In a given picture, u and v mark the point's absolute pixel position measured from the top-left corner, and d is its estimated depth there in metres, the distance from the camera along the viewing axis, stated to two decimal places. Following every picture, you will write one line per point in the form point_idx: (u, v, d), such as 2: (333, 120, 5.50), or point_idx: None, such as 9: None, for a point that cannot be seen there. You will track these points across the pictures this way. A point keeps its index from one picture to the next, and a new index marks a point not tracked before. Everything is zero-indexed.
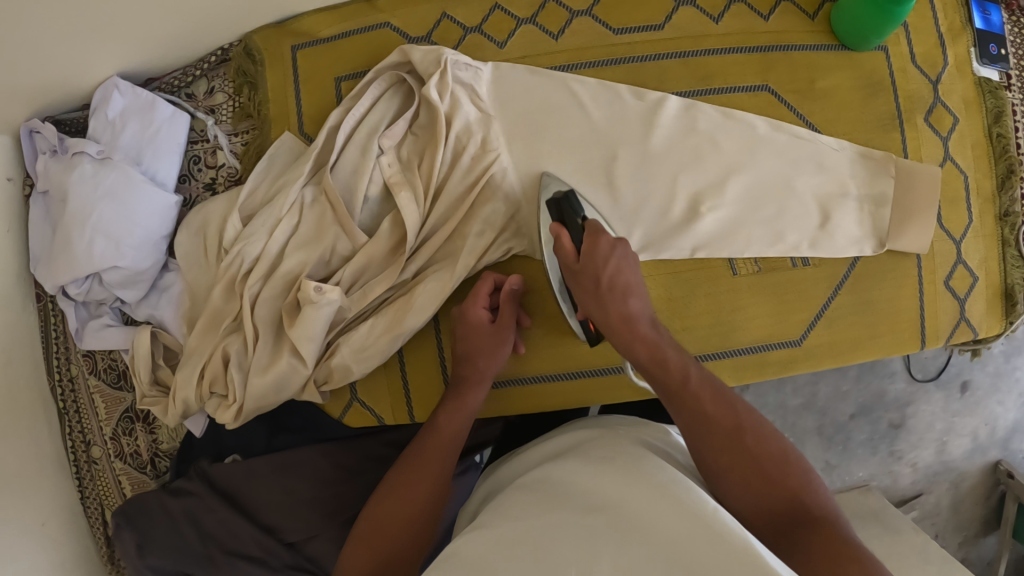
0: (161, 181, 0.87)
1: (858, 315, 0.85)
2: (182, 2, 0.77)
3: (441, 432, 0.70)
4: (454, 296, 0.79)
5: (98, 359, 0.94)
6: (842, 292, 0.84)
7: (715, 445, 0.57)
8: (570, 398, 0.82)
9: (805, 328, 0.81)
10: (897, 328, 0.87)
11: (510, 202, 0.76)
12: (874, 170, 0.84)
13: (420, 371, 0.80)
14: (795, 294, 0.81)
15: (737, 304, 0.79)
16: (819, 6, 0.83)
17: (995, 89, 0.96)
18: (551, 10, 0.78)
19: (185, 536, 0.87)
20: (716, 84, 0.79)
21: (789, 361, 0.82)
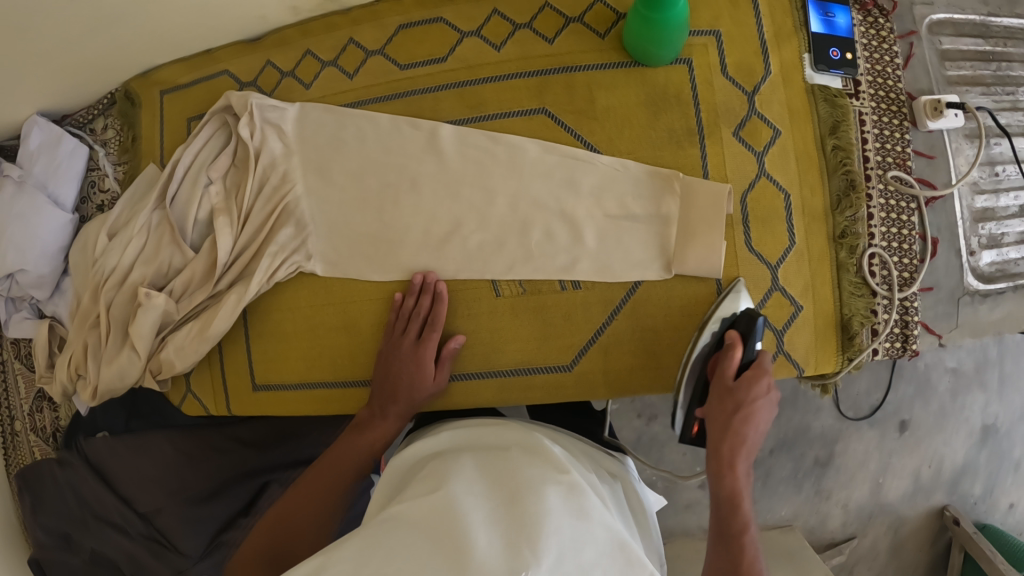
0: (62, 202, 1.03)
1: (638, 341, 0.84)
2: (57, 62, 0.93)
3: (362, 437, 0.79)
4: (259, 310, 0.87)
5: (22, 347, 1.13)
6: (619, 318, 0.84)
7: (719, 532, 0.69)
8: None
9: (574, 354, 0.83)
10: (682, 360, 0.85)
11: (302, 225, 0.84)
12: (661, 187, 0.85)
13: (232, 370, 0.89)
14: (562, 320, 0.82)
15: (500, 325, 0.82)
16: (611, 26, 0.88)
17: (834, 96, 0.93)
18: (350, 52, 0.87)
19: (66, 499, 1.04)
20: (490, 111, 0.84)
21: (559, 384, 0.84)
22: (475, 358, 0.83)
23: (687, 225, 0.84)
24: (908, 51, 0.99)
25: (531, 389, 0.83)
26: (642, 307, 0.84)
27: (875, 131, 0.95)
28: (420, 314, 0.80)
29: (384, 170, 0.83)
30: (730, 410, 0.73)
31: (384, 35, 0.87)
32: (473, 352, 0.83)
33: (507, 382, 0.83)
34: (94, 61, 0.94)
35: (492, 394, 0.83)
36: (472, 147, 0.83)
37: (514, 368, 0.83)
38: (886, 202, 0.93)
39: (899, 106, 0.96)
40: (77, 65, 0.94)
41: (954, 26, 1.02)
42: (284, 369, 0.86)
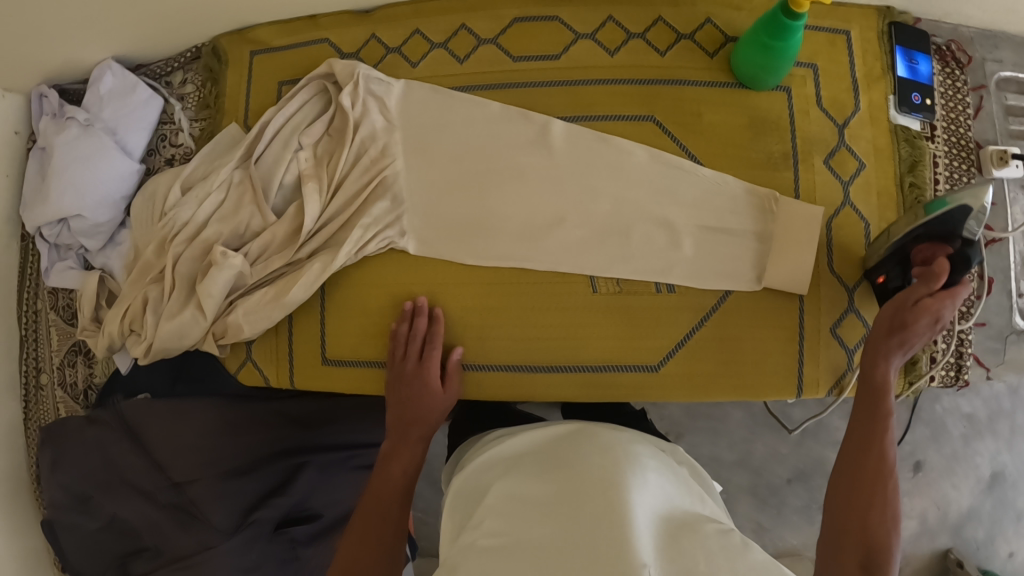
0: (129, 151, 0.97)
1: (719, 348, 0.86)
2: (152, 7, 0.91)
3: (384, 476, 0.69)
4: (342, 282, 0.84)
5: (59, 297, 1.07)
6: (706, 326, 0.86)
7: (856, 441, 0.73)
8: (495, 394, 0.82)
9: (661, 355, 0.84)
10: (759, 367, 0.87)
11: (397, 201, 0.82)
12: (757, 206, 0.87)
13: (304, 341, 0.86)
14: (650, 321, 0.83)
15: (591, 322, 0.82)
16: (720, 47, 0.91)
17: (913, 137, 0.98)
18: (461, 37, 0.87)
19: (91, 459, 0.98)
20: (599, 112, 0.85)
21: (643, 384, 0.84)
22: (563, 352, 0.82)
23: (775, 240, 0.86)
24: (979, 103, 1.05)
25: (611, 387, 0.83)
26: (729, 321, 0.86)
27: (946, 174, 1.00)
28: (402, 337, 0.79)
29: (487, 156, 0.83)
30: (900, 304, 0.76)
31: (498, 26, 0.87)
32: (562, 343, 0.81)
33: (592, 379, 0.82)
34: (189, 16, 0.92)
35: (577, 389, 0.82)
36: (581, 144, 0.84)
37: (598, 364, 0.82)
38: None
39: (968, 154, 1.02)
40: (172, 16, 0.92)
41: (1019, 84, 1.08)
42: (363, 347, 0.83)
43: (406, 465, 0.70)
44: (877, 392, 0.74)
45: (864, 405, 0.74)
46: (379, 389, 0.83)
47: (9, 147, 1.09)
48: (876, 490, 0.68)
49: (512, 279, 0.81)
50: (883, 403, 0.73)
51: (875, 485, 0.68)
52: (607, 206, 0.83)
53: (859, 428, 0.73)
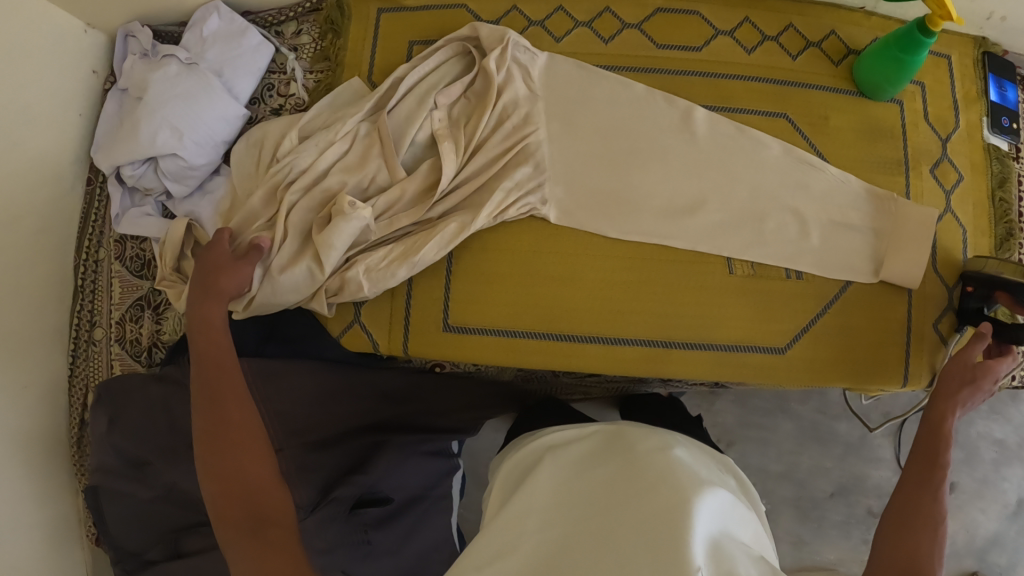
0: (234, 95, 0.91)
1: (839, 337, 0.87)
2: None
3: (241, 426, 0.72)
4: (476, 244, 0.79)
5: (127, 247, 0.99)
6: (830, 312, 0.87)
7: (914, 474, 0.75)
8: (631, 369, 0.79)
9: (788, 338, 0.84)
10: (874, 354, 0.89)
11: (540, 168, 0.80)
12: (877, 206, 0.89)
13: (423, 303, 0.79)
14: (781, 307, 0.84)
15: (727, 301, 0.82)
16: (844, 56, 0.93)
17: (1003, 156, 1.01)
18: (605, 20, 0.87)
19: (156, 422, 0.89)
20: (738, 105, 0.87)
21: (770, 366, 0.84)
22: (700, 328, 0.81)
23: (893, 238, 0.88)
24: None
25: (743, 368, 0.82)
26: (845, 311, 0.88)
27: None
28: (220, 243, 0.79)
29: (630, 135, 0.82)
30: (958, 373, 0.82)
31: (642, 13, 0.87)
32: (699, 322, 0.81)
33: (725, 359, 0.81)
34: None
35: (711, 367, 0.81)
36: (721, 133, 0.84)
37: (732, 345, 0.82)
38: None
39: None
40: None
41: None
42: (497, 313, 0.78)
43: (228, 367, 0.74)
44: (939, 462, 0.75)
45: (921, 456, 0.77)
46: (509, 358, 0.78)
47: (85, 84, 1.02)
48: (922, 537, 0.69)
49: (654, 256, 0.80)
50: (938, 462, 0.75)
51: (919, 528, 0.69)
52: (741, 192, 0.83)
53: (913, 474, 0.75)
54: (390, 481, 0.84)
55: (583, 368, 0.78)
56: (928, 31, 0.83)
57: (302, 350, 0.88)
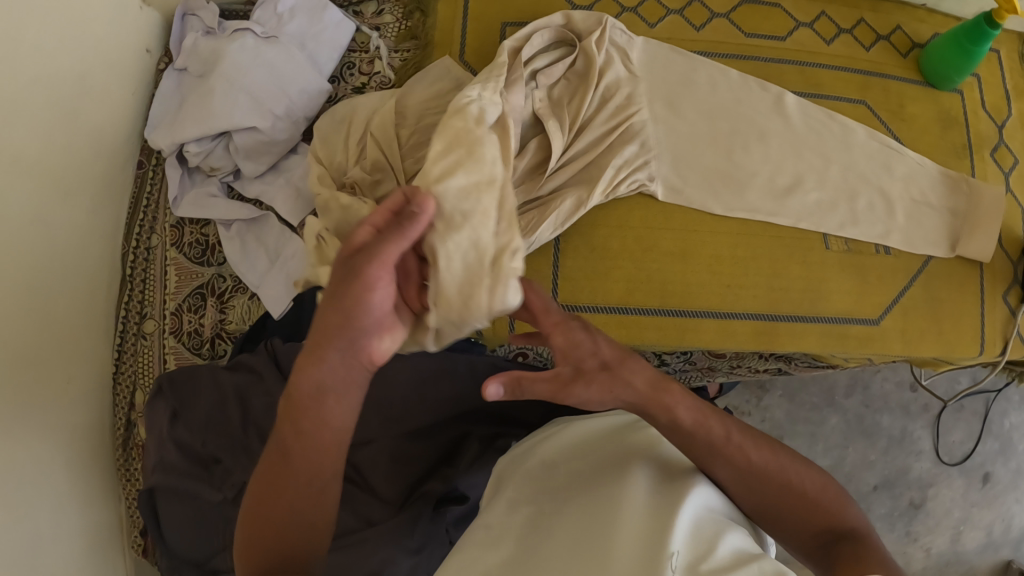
0: (318, 70, 0.89)
1: (926, 308, 0.88)
2: None
3: (296, 464, 0.49)
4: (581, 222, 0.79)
5: (185, 233, 0.93)
6: (916, 285, 0.88)
7: (758, 496, 0.55)
8: (739, 344, 0.80)
9: (883, 310, 0.85)
10: (958, 328, 0.90)
11: (646, 147, 0.80)
12: (949, 187, 0.92)
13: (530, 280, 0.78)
14: (876, 280, 0.85)
15: (826, 275, 0.83)
16: (909, 49, 0.97)
17: None
18: (696, 8, 0.88)
19: (228, 413, 0.83)
20: (823, 91, 0.89)
21: (866, 339, 0.85)
22: (802, 302, 0.82)
23: (965, 215, 0.91)
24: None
25: (845, 339, 0.83)
26: (933, 282, 0.89)
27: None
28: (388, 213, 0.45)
29: (726, 116, 0.83)
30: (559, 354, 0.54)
31: (729, 2, 0.89)
32: (803, 295, 0.82)
33: (826, 331, 0.82)
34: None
35: (815, 340, 0.82)
36: (810, 116, 0.86)
37: (833, 316, 0.83)
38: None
39: None
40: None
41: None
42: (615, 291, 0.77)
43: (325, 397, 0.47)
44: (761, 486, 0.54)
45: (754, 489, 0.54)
46: (623, 336, 0.78)
47: (140, 62, 0.98)
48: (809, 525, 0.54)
49: (755, 234, 0.82)
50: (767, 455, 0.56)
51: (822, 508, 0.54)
52: (835, 174, 0.85)
53: (752, 491, 0.55)
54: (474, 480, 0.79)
55: (695, 344, 0.79)
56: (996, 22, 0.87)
57: None
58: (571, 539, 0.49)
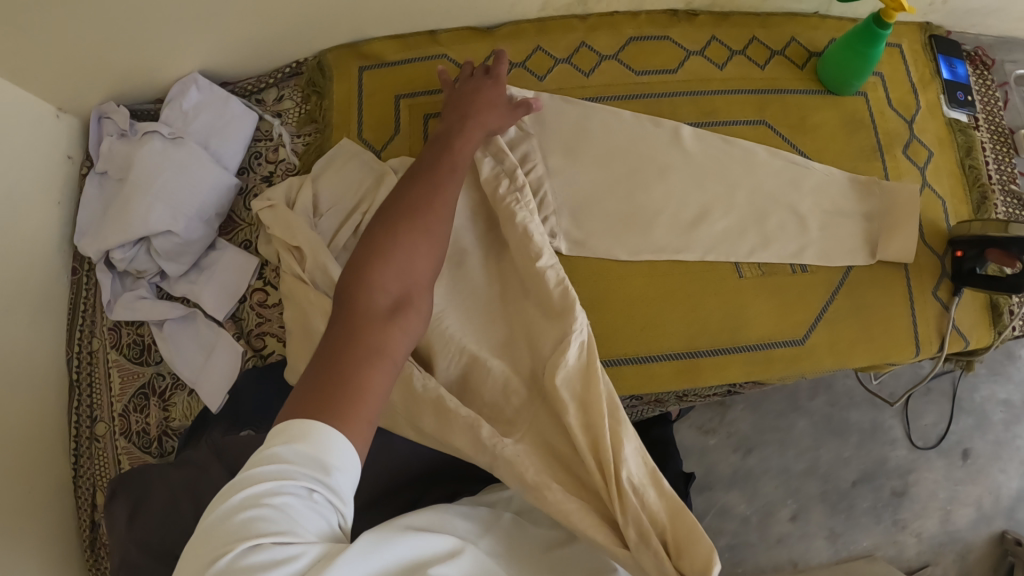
0: (225, 165, 0.92)
1: (853, 318, 0.89)
2: (255, 20, 0.86)
3: (404, 274, 0.59)
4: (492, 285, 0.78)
5: (122, 334, 0.95)
6: (839, 298, 0.89)
7: None
8: (661, 385, 0.83)
9: (806, 329, 0.86)
10: (889, 334, 0.90)
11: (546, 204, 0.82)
12: (864, 191, 0.92)
13: None
14: (796, 298, 0.86)
15: (744, 303, 0.84)
16: (806, 59, 0.98)
17: (965, 128, 1.08)
18: (584, 54, 0.90)
19: (180, 510, 0.83)
20: (720, 118, 0.90)
21: (794, 358, 0.85)
22: (723, 333, 0.84)
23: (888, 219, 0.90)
24: (1006, 98, 1.18)
25: (771, 363, 0.85)
26: (859, 290, 0.90)
27: (994, 157, 1.10)
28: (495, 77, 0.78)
29: (626, 160, 0.85)
30: None
31: (616, 43, 0.91)
32: (718, 328, 0.84)
33: (750, 358, 0.84)
34: (296, 27, 0.88)
35: (740, 370, 0.84)
36: (709, 144, 0.87)
37: (755, 343, 0.84)
38: (1009, 213, 1.07)
39: (1006, 138, 1.12)
40: (277, 30, 0.89)
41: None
42: None
43: (421, 253, 0.62)
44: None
45: None
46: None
47: (61, 171, 0.99)
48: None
49: (663, 275, 0.84)
50: None
51: None
52: (742, 201, 0.86)
53: None
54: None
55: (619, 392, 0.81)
56: (883, 22, 0.87)
57: None
58: None
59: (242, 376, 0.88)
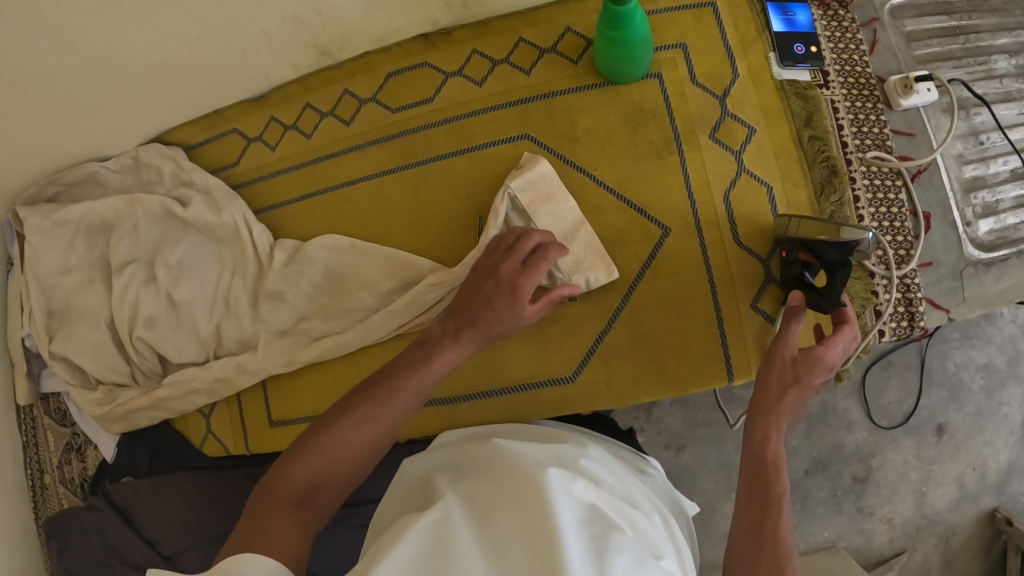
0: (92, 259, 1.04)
1: (634, 351, 0.86)
2: (60, 120, 0.96)
3: (287, 482, 0.61)
4: (287, 376, 0.98)
5: (51, 402, 1.16)
6: (617, 326, 0.86)
7: (742, 525, 0.66)
8: (434, 429, 0.90)
9: (576, 365, 0.86)
10: (687, 358, 0.85)
11: (323, 267, 0.95)
12: (654, 192, 0.87)
13: (252, 415, 1.01)
14: (562, 333, 0.87)
15: (500, 344, 0.87)
16: (583, 51, 0.91)
17: (804, 89, 0.92)
18: (347, 102, 0.98)
19: (92, 544, 1.01)
20: (478, 141, 0.92)
21: (564, 399, 0.86)
22: (479, 378, 0.88)
23: (623, 248, 0.87)
24: (874, 36, 1.03)
25: (535, 405, 0.87)
26: (641, 313, 0.86)
27: (850, 116, 0.94)
28: None
29: (381, 214, 0.95)
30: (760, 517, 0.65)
31: (375, 83, 0.97)
32: (484, 374, 0.88)
33: (513, 400, 0.87)
34: (114, 121, 1.00)
35: (503, 412, 0.87)
36: (461, 172, 0.92)
37: (516, 386, 0.87)
38: (870, 183, 0.92)
39: (870, 90, 0.96)
40: (91, 125, 0.99)
41: (916, 8, 1.05)
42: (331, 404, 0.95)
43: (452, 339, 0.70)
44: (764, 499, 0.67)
45: (755, 468, 0.69)
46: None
47: None
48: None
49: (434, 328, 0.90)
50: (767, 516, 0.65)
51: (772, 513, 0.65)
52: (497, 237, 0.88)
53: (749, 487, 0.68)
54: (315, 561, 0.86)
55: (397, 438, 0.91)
56: (618, 1, 0.76)
57: (178, 460, 1.05)
58: (506, 507, 0.57)
59: (118, 442, 1.07)
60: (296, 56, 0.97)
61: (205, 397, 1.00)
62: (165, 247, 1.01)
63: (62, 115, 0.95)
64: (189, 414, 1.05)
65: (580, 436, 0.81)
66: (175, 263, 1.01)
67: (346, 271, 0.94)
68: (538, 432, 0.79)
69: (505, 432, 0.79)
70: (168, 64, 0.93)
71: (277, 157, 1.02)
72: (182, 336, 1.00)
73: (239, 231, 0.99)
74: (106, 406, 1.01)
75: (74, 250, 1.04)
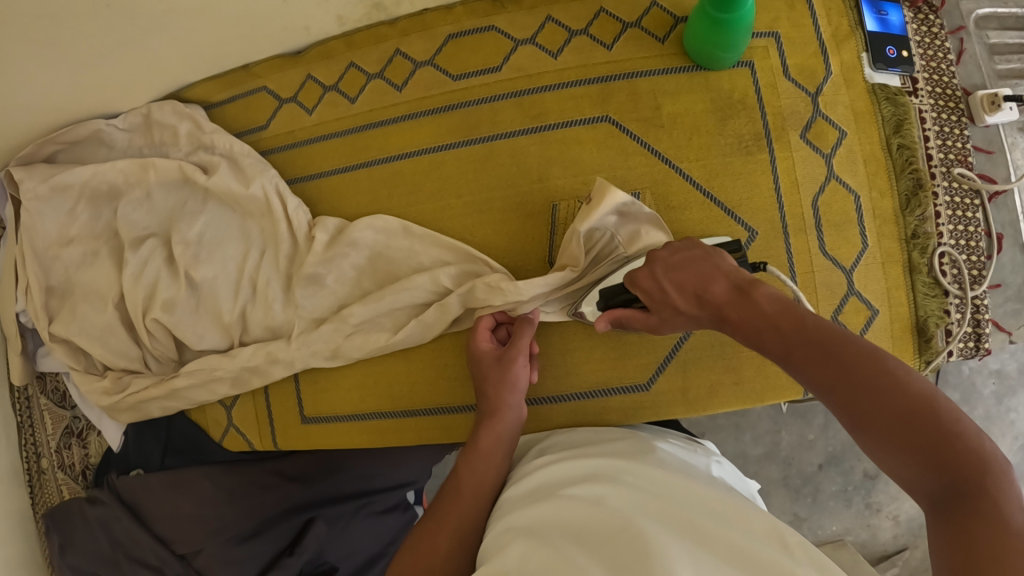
0: (99, 229, 0.92)
1: (709, 361, 0.81)
2: (65, 69, 0.83)
3: (414, 548, 0.60)
4: (329, 369, 0.91)
5: (47, 380, 1.06)
6: (694, 335, 0.81)
7: (841, 408, 0.51)
8: None
9: (650, 373, 0.82)
10: (764, 372, 0.81)
11: (369, 253, 0.86)
12: (739, 192, 0.81)
13: (280, 405, 0.94)
14: (636, 341, 0.82)
15: (567, 347, 0.83)
16: (671, 30, 0.82)
17: (895, 94, 0.87)
18: (398, 64, 0.87)
19: (97, 540, 0.93)
20: (550, 120, 0.83)
21: (633, 408, 0.82)
22: (543, 382, 0.83)
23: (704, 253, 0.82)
24: (959, 46, 0.97)
25: (603, 413, 0.82)
26: None
27: (936, 127, 0.90)
28: None
29: (437, 197, 0.86)
30: (851, 393, 0.51)
31: (432, 46, 0.87)
32: (549, 379, 0.82)
33: (578, 408, 0.82)
34: (127, 73, 0.87)
35: (568, 419, 0.83)
36: (529, 154, 0.84)
37: (585, 392, 0.82)
38: (951, 201, 0.88)
39: (957, 103, 0.91)
40: (99, 77, 0.86)
41: (999, 20, 1.00)
42: (383, 400, 0.89)
43: (497, 447, 0.69)
44: (797, 349, 0.55)
45: (799, 354, 0.55)
46: (371, 440, 0.91)
47: None
48: (968, 464, 0.45)
49: None
50: (852, 389, 0.51)
51: (855, 385, 0.51)
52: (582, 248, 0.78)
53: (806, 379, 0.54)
54: (335, 549, 0.90)
55: (451, 440, 0.88)
56: None
57: (194, 454, 0.97)
58: (590, 534, 0.52)
59: (128, 429, 0.99)
60: (343, 8, 0.86)
61: (228, 388, 0.91)
62: (182, 220, 0.90)
63: (67, 64, 0.82)
64: (207, 405, 0.97)
65: (642, 436, 0.75)
66: (194, 238, 0.90)
67: (397, 260, 0.86)
68: (591, 439, 0.74)
69: (573, 442, 0.74)
70: (194, 11, 0.80)
71: (314, 123, 0.91)
72: (202, 320, 0.90)
73: (270, 205, 0.88)
74: (115, 395, 0.92)
75: (78, 218, 0.92)
